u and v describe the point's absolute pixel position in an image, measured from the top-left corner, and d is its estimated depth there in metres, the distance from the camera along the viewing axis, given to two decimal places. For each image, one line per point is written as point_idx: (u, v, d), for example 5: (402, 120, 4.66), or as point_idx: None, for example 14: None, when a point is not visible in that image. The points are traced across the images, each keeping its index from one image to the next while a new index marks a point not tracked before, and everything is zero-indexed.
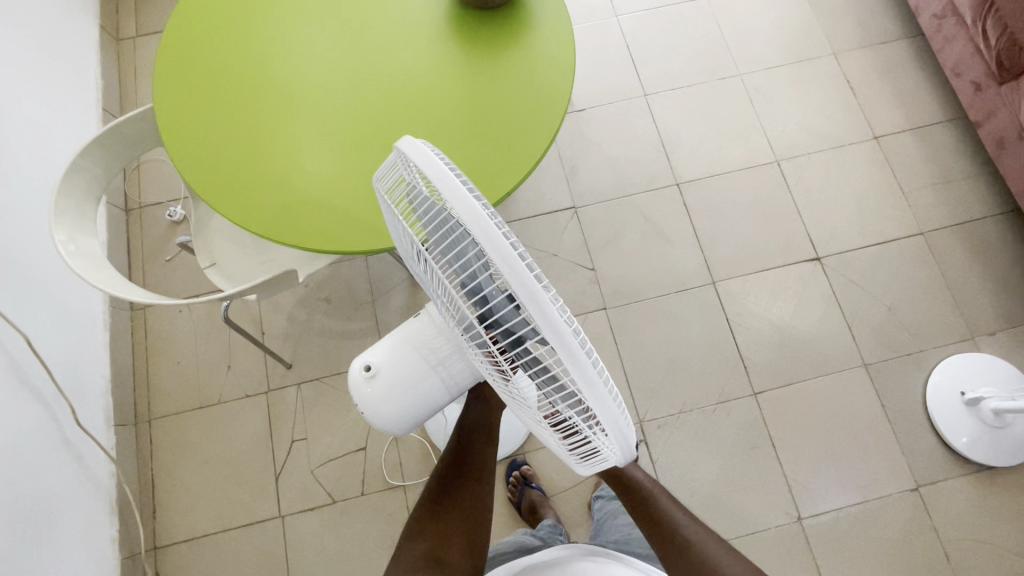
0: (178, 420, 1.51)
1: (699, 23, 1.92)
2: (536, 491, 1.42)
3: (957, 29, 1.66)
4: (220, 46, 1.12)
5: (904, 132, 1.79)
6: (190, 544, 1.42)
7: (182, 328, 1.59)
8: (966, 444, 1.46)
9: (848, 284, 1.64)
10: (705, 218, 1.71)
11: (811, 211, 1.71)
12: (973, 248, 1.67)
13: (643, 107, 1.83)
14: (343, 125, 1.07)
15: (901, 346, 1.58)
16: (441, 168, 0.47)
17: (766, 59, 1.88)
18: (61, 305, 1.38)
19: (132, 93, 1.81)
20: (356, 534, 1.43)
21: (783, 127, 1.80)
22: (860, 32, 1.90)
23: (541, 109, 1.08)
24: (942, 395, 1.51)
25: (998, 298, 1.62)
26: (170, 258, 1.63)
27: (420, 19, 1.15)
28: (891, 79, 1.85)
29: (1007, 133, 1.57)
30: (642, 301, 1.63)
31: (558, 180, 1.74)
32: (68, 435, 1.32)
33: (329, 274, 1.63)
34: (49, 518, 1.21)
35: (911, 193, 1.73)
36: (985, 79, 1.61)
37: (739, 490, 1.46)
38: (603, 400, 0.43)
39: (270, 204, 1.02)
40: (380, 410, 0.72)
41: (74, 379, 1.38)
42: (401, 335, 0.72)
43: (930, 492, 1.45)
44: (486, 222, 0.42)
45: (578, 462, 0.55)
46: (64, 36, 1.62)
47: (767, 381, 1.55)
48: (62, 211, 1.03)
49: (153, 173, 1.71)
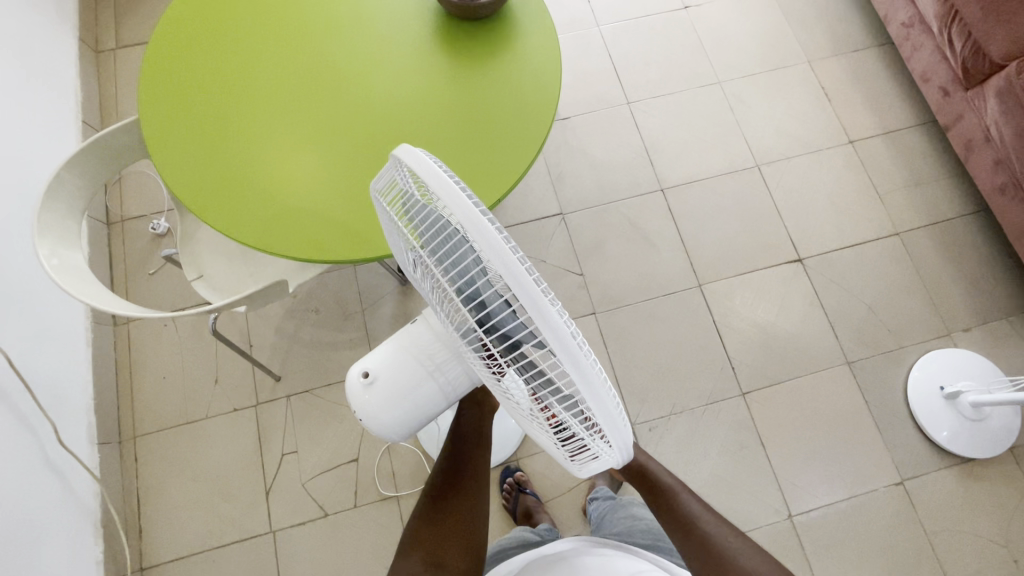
0: (164, 436, 1.48)
1: (677, 32, 1.97)
2: (531, 496, 1.42)
3: (924, 37, 1.73)
4: (205, 58, 1.12)
5: (878, 137, 1.85)
6: (178, 564, 1.39)
7: (167, 342, 1.56)
8: (947, 437, 1.51)
9: (828, 284, 1.68)
10: (689, 223, 1.74)
11: (791, 214, 1.76)
12: (946, 247, 1.72)
13: (627, 115, 1.86)
14: (331, 130, 1.07)
15: (881, 343, 1.62)
16: (439, 174, 0.48)
17: (743, 67, 1.93)
18: (42, 320, 1.35)
19: (114, 105, 1.79)
20: (349, 547, 1.42)
21: (762, 132, 1.85)
22: (832, 41, 1.97)
23: (531, 118, 1.10)
24: (922, 389, 1.55)
25: (972, 295, 1.68)
26: (154, 271, 1.61)
27: (405, 24, 1.16)
28: (863, 86, 1.91)
29: (975, 135, 1.63)
30: (629, 305, 1.65)
31: (544, 187, 1.77)
32: (51, 455, 1.29)
33: (317, 284, 1.62)
34: (32, 539, 1.18)
35: (886, 195, 1.78)
36: (952, 84, 1.67)
37: (730, 488, 1.49)
38: (602, 401, 0.44)
39: (258, 213, 1.02)
40: (379, 417, 0.72)
41: (58, 398, 1.35)
42: (399, 342, 0.72)
43: (915, 485, 1.49)
44: (486, 228, 0.43)
45: (576, 467, 0.56)
46: (41, 46, 1.59)
47: (754, 381, 1.58)
48: (46, 224, 1.02)
49: (135, 186, 1.69)
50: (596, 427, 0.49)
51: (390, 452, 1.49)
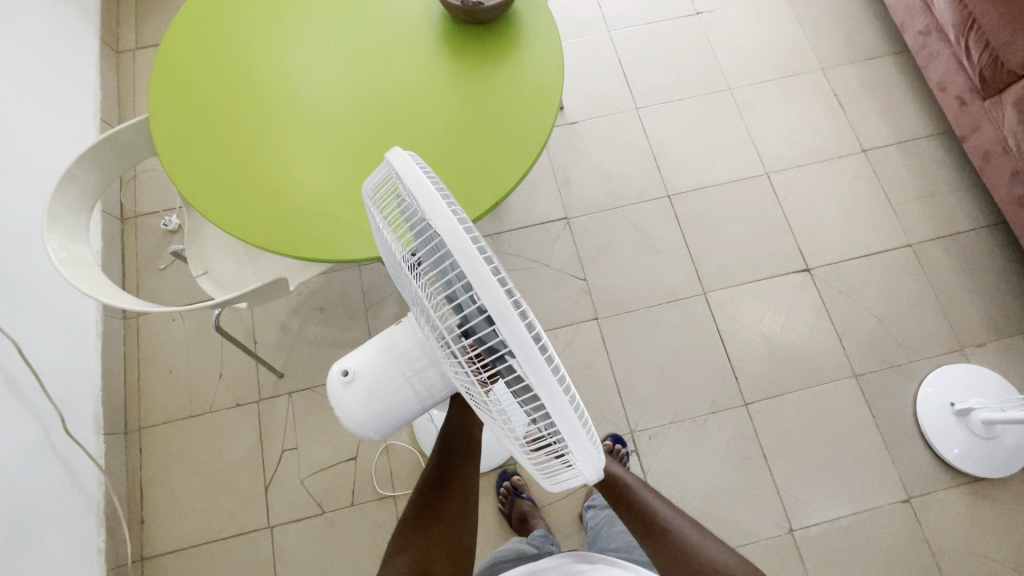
0: (167, 429, 1.51)
1: (689, 38, 1.96)
2: (527, 501, 1.42)
3: (941, 46, 1.70)
4: (213, 61, 1.14)
5: (892, 146, 1.82)
6: (177, 555, 1.41)
7: (174, 337, 1.59)
8: (957, 455, 1.46)
9: (837, 295, 1.65)
10: (696, 230, 1.72)
11: (801, 223, 1.73)
12: (960, 260, 1.68)
13: (635, 120, 1.85)
14: (335, 133, 1.09)
15: (890, 357, 1.59)
16: (421, 177, 0.49)
17: (755, 74, 1.91)
18: (54, 313, 1.39)
19: (131, 103, 1.83)
20: (344, 545, 1.43)
21: (772, 140, 1.83)
22: (847, 48, 1.94)
23: (532, 123, 1.10)
24: (932, 405, 1.51)
25: (986, 309, 1.63)
26: (164, 267, 1.64)
27: (410, 27, 1.17)
28: (878, 94, 1.88)
29: (992, 147, 1.59)
30: (633, 312, 1.64)
31: (550, 191, 1.77)
32: (57, 444, 1.32)
33: (322, 283, 1.64)
34: (36, 526, 1.20)
35: (899, 206, 1.75)
36: (969, 94, 1.64)
37: (730, 500, 1.46)
38: (565, 413, 0.44)
39: (262, 212, 1.03)
40: (356, 417, 0.73)
41: (67, 389, 1.38)
42: (379, 344, 0.72)
43: (922, 504, 1.45)
44: (462, 237, 0.44)
45: (546, 479, 0.56)
46: (65, 47, 1.65)
47: (756, 391, 1.56)
48: (55, 219, 1.04)
49: (149, 183, 1.72)
50: (562, 443, 0.50)
51: (388, 452, 1.50)
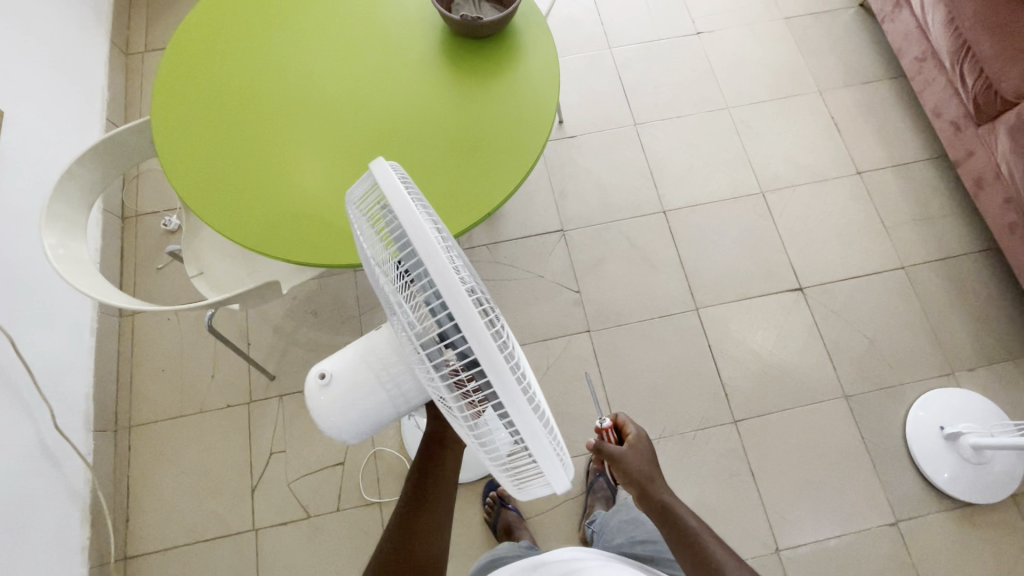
0: (158, 428, 1.51)
1: (689, 56, 1.99)
2: (513, 512, 1.41)
3: (936, 72, 1.72)
4: (215, 67, 1.17)
5: (887, 168, 1.84)
6: (161, 555, 1.40)
7: (168, 336, 1.60)
8: (947, 480, 1.46)
9: (829, 315, 1.66)
10: (690, 246, 1.74)
11: (795, 242, 1.74)
12: (953, 283, 1.69)
13: (633, 136, 1.87)
14: (332, 140, 1.10)
15: (881, 379, 1.59)
16: (398, 187, 0.50)
17: (753, 94, 1.94)
18: (50, 309, 1.40)
19: (137, 104, 1.86)
20: (328, 550, 1.42)
21: (768, 160, 1.85)
22: (845, 71, 1.97)
23: (526, 135, 1.12)
24: (922, 429, 1.51)
25: (978, 334, 1.64)
26: (162, 266, 1.66)
27: (410, 39, 1.20)
28: (874, 117, 1.90)
29: (985, 173, 1.61)
30: (625, 325, 1.65)
31: (547, 203, 1.78)
32: (46, 439, 1.33)
33: (317, 287, 1.65)
34: (20, 521, 1.21)
35: (893, 229, 1.76)
36: (963, 120, 1.66)
37: (716, 518, 1.46)
38: (529, 422, 0.45)
39: (259, 216, 1.05)
40: (332, 421, 0.73)
41: (59, 385, 1.39)
42: (358, 349, 0.73)
43: (910, 527, 1.45)
44: (433, 246, 0.45)
45: (516, 487, 0.57)
46: (74, 49, 1.68)
47: (746, 409, 1.56)
48: (54, 216, 1.06)
49: (151, 183, 1.75)
50: (529, 452, 0.51)
51: (376, 458, 1.50)
